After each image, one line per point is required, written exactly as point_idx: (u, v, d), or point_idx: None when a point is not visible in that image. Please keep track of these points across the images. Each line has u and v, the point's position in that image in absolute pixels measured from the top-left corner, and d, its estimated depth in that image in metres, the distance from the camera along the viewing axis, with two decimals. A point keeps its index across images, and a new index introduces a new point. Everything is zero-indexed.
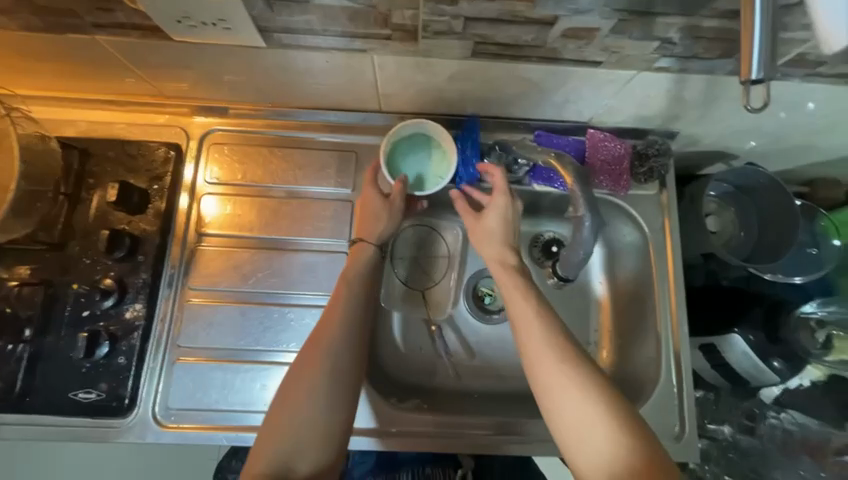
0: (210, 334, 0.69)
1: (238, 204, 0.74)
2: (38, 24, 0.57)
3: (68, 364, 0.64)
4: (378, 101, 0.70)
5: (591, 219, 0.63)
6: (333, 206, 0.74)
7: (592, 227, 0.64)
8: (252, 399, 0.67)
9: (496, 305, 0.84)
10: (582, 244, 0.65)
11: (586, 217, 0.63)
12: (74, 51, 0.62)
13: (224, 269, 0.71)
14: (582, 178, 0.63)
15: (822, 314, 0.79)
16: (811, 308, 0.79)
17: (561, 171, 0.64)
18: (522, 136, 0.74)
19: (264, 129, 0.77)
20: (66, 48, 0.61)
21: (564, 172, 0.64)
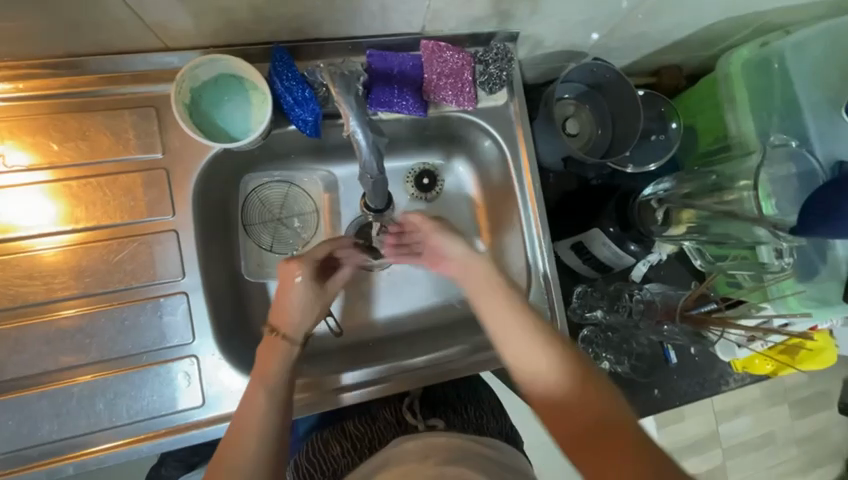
0: (18, 362, 0.57)
1: (11, 198, 0.58)
2: None
3: None
4: (157, 36, 0.56)
5: (363, 132, 0.51)
6: (144, 178, 0.62)
7: (370, 141, 0.52)
8: (96, 418, 0.58)
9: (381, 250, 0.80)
10: (364, 167, 0.53)
11: (357, 131, 0.51)
12: None
13: (17, 283, 0.58)
14: (346, 83, 0.51)
15: (661, 192, 0.83)
16: (651, 190, 0.83)
17: (323, 79, 0.52)
18: (354, 60, 0.65)
19: (14, 94, 0.58)
20: None
21: (329, 81, 0.52)
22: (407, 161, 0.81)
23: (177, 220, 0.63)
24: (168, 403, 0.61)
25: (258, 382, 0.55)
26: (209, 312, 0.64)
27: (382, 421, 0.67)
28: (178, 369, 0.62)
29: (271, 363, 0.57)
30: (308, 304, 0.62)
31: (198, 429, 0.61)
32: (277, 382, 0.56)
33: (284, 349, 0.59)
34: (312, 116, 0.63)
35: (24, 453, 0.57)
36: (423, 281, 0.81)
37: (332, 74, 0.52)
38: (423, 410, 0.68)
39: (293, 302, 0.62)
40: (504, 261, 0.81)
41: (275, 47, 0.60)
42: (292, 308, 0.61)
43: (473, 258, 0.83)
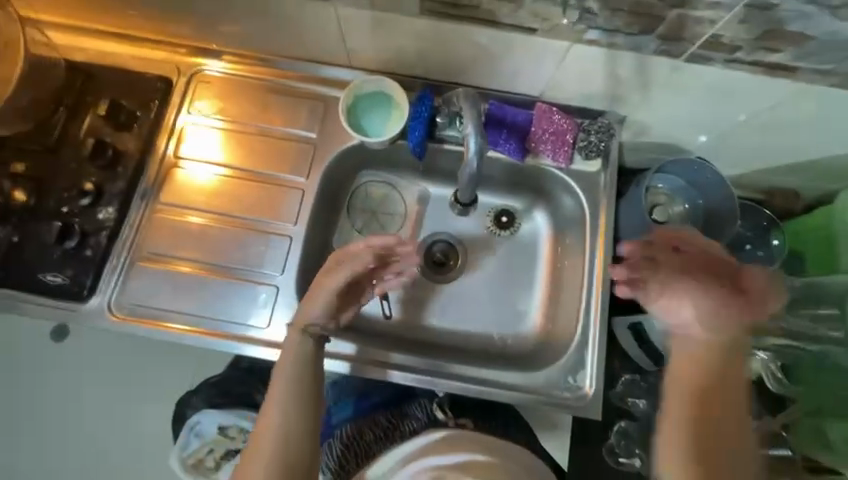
0: (170, 243, 0.76)
1: (215, 136, 0.81)
2: None
3: (42, 249, 0.72)
4: (347, 56, 0.78)
5: (476, 134, 0.67)
6: (298, 147, 0.82)
7: (478, 144, 0.67)
8: (198, 305, 0.74)
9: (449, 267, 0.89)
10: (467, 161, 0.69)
11: (471, 133, 0.67)
12: None
13: (195, 191, 0.79)
14: (471, 96, 0.68)
15: None
16: None
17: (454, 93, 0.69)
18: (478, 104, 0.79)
19: (247, 73, 0.83)
20: None
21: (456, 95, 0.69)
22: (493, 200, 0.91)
23: (307, 183, 0.81)
24: (247, 315, 0.75)
25: (316, 289, 0.71)
26: (299, 260, 0.78)
27: (414, 417, 0.74)
28: (262, 293, 0.76)
29: (287, 366, 0.67)
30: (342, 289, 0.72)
31: (260, 346, 0.74)
32: (293, 356, 0.68)
33: (307, 345, 0.69)
34: (420, 144, 0.78)
35: (142, 310, 0.73)
36: (470, 307, 0.87)
37: (463, 92, 0.69)
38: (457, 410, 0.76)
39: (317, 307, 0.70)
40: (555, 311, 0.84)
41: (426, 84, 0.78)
42: (320, 295, 0.70)
43: (522, 304, 0.86)
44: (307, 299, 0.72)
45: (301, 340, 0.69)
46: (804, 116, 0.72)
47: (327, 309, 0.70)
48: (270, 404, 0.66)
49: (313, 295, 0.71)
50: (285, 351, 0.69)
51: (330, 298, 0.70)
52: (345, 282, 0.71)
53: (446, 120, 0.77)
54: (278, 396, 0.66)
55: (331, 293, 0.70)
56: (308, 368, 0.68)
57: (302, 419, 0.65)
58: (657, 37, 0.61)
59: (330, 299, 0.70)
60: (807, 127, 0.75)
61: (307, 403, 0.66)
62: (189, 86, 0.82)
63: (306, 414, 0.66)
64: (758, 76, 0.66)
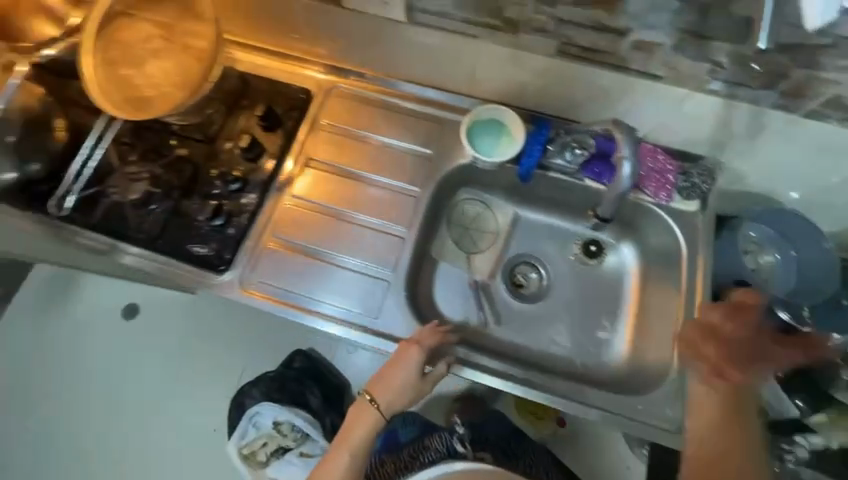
0: (297, 231, 0.85)
1: (343, 143, 0.91)
2: None
3: (193, 223, 0.82)
4: (470, 85, 0.86)
5: (630, 164, 0.73)
6: (414, 160, 0.90)
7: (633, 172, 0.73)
8: (316, 289, 0.82)
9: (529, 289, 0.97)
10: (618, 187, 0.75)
11: (626, 161, 0.73)
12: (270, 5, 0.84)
13: (322, 188, 0.88)
14: (629, 131, 0.71)
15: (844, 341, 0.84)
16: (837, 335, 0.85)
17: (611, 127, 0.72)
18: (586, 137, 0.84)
19: (374, 92, 0.93)
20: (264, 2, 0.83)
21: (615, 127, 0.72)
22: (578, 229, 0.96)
23: (419, 193, 0.88)
24: (359, 303, 0.82)
25: (396, 364, 0.77)
26: (408, 263, 0.85)
27: (433, 449, 0.96)
28: (374, 287, 0.83)
29: (359, 428, 0.78)
30: (409, 386, 0.78)
31: (369, 334, 0.81)
32: (372, 425, 0.78)
33: (375, 417, 0.78)
34: (530, 168, 0.85)
35: (268, 286, 0.82)
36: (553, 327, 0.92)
37: (617, 123, 0.72)
38: (474, 444, 0.96)
39: (397, 385, 0.77)
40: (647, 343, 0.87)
41: (542, 117, 0.85)
42: (392, 386, 0.77)
43: (603, 333, 0.90)
44: (387, 364, 0.78)
45: (371, 408, 0.78)
46: None
47: (402, 397, 0.78)
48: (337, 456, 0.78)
49: (386, 372, 0.78)
50: (358, 406, 0.79)
51: (401, 379, 0.77)
52: (417, 372, 0.77)
53: (558, 148, 0.85)
54: (345, 452, 0.78)
55: (409, 381, 0.77)
56: (367, 438, 0.78)
57: (356, 471, 0.78)
58: (777, 93, 0.68)
59: (410, 383, 0.78)
60: None
61: (358, 464, 0.79)
62: (326, 98, 0.93)
63: (361, 462, 0.79)
64: None
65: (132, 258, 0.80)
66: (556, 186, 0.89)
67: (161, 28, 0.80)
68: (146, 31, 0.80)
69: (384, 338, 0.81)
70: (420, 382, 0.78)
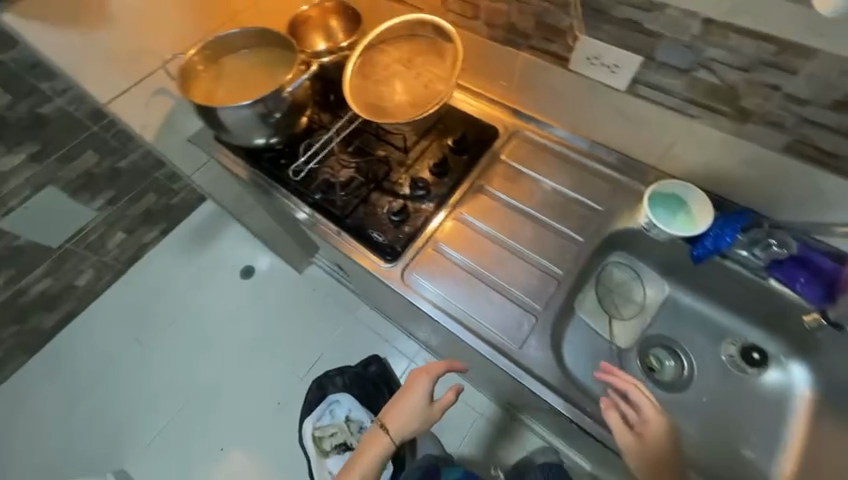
0: (460, 245, 0.92)
1: (518, 179, 0.98)
2: (491, 35, 0.91)
3: (378, 214, 0.94)
4: (661, 158, 0.88)
5: None
6: (583, 212, 0.93)
7: None
8: (466, 302, 0.86)
9: (665, 375, 0.92)
10: None
11: None
12: (490, 54, 0.95)
13: (491, 215, 0.94)
14: None
15: None
16: None
17: None
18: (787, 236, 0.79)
19: (558, 143, 0.99)
20: (487, 51, 0.95)
21: None
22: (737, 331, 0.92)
23: (582, 244, 0.90)
24: (503, 329, 0.84)
25: (411, 388, 0.89)
26: (558, 304, 0.85)
27: None
28: (522, 317, 0.84)
29: (373, 447, 0.90)
30: (418, 413, 0.88)
31: (507, 361, 0.81)
32: (387, 444, 0.90)
33: (387, 436, 0.89)
34: (710, 252, 0.82)
35: (425, 286, 0.88)
36: (687, 423, 0.88)
37: None
38: None
39: (408, 410, 0.88)
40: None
41: (741, 208, 0.82)
42: (404, 409, 0.88)
43: (749, 452, 0.85)
44: (400, 394, 0.90)
45: (384, 435, 0.90)
46: None
47: (412, 422, 0.88)
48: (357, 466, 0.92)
49: (400, 405, 0.89)
50: (374, 428, 0.91)
51: (411, 405, 0.88)
52: (424, 401, 0.88)
53: (746, 241, 0.81)
54: (364, 464, 0.91)
55: (417, 408, 0.88)
56: (382, 453, 0.90)
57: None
58: None
59: (419, 413, 0.88)
60: None
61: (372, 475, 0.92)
62: (511, 138, 1.02)
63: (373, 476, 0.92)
64: None
65: (306, 216, 0.97)
66: (730, 278, 0.85)
67: (400, 59, 0.97)
68: (391, 57, 0.97)
69: (521, 368, 0.80)
70: (427, 409, 0.89)
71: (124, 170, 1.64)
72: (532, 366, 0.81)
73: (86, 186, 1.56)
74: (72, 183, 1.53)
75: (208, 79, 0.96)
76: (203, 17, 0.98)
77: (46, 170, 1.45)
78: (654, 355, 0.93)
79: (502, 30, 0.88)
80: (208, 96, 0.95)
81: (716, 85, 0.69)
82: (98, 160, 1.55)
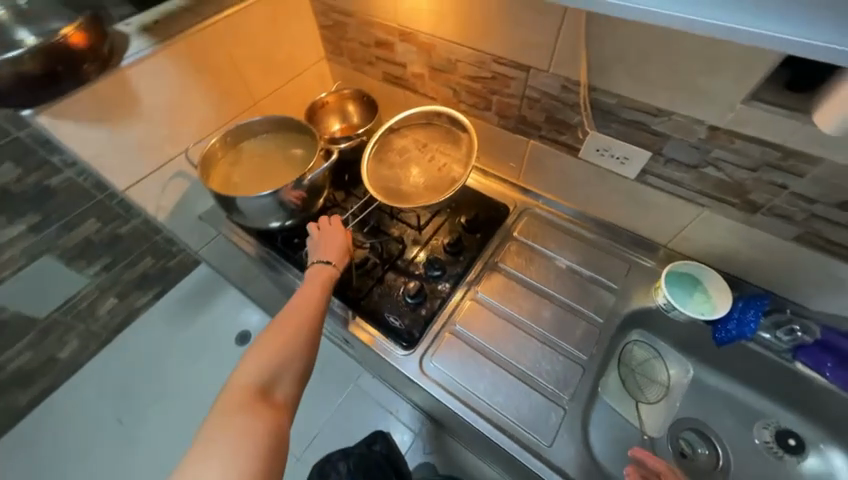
0: (480, 328, 0.90)
1: (530, 257, 0.99)
2: (504, 124, 0.96)
3: (393, 296, 0.93)
4: (672, 239, 0.90)
5: None
6: (598, 292, 0.93)
7: None
8: (487, 392, 0.82)
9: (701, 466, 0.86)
10: None
11: None
12: (501, 139, 1.00)
13: (508, 296, 0.94)
14: None
15: None
16: None
17: None
18: (808, 321, 0.80)
19: (567, 221, 1.03)
20: (498, 136, 1.00)
21: None
22: (767, 413, 0.89)
23: (602, 325, 0.89)
24: (529, 423, 0.79)
25: (321, 234, 0.87)
26: (584, 392, 0.82)
27: None
28: (550, 408, 0.80)
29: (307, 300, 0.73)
30: (324, 239, 0.86)
31: (536, 460, 0.76)
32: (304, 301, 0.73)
33: (323, 268, 0.81)
34: (731, 338, 0.82)
35: (443, 375, 0.85)
36: None
37: None
38: None
39: (321, 237, 0.86)
40: None
41: (764, 291, 0.83)
42: (319, 240, 0.86)
43: None
44: (304, 282, 0.78)
45: (323, 265, 0.81)
46: None
47: (338, 248, 0.85)
48: (250, 359, 0.64)
49: (322, 234, 0.87)
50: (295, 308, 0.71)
51: (319, 287, 0.77)
52: (336, 233, 0.87)
53: (769, 323, 0.81)
54: (278, 343, 0.65)
55: (328, 295, 0.77)
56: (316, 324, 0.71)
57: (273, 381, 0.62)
58: None
59: (337, 250, 0.84)
60: None
61: (290, 389, 0.63)
62: (522, 217, 1.05)
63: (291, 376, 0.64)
64: None
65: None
66: (754, 360, 0.84)
67: (415, 143, 1.02)
68: (405, 143, 1.02)
69: (551, 468, 0.75)
70: (335, 236, 0.86)
71: (124, 235, 1.61)
72: (559, 463, 0.76)
73: (82, 253, 1.52)
74: (68, 251, 1.49)
75: (226, 163, 0.99)
76: (230, 105, 1.04)
77: (44, 240, 1.41)
78: (683, 441, 0.89)
79: (513, 120, 0.93)
80: (227, 180, 0.96)
81: (725, 181, 0.73)
82: (99, 227, 1.53)
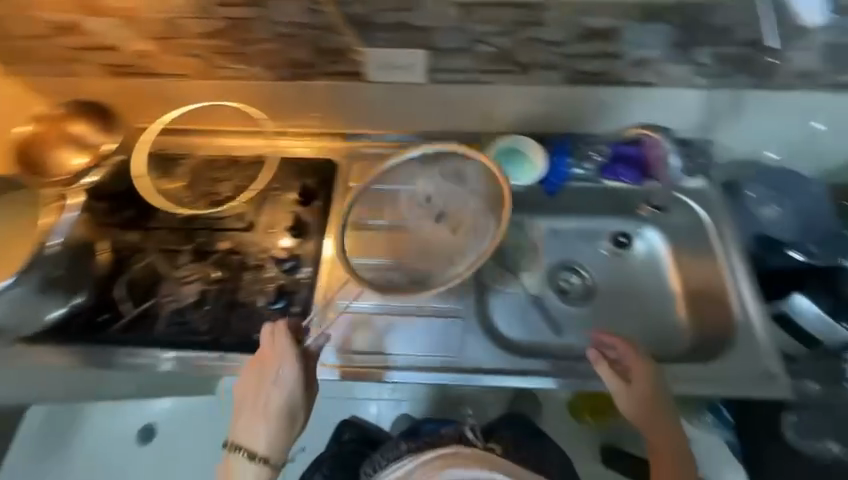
0: (360, 292, 0.87)
1: (374, 200, 0.93)
2: (283, 74, 0.85)
3: (256, 311, 0.82)
4: (485, 124, 0.94)
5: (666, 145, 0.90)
6: (448, 200, 0.95)
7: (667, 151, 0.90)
8: (392, 345, 0.83)
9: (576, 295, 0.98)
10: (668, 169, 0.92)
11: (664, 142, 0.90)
12: (287, 93, 0.89)
13: (373, 248, 0.91)
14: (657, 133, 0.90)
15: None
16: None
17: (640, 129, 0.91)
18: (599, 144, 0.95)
19: (393, 146, 0.97)
20: (282, 91, 0.89)
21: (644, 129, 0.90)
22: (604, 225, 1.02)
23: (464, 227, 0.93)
24: (436, 347, 0.83)
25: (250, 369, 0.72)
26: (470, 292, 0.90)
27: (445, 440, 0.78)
28: (449, 325, 0.86)
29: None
30: (304, 385, 0.71)
31: (454, 373, 0.81)
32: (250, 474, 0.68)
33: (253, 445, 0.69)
34: (556, 183, 0.95)
35: (345, 356, 0.82)
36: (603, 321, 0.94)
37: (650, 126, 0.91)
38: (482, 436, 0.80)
39: (251, 395, 0.70)
40: (705, 302, 0.92)
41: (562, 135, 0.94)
42: (254, 387, 0.71)
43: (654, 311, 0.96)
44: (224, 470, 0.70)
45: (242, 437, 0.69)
46: None
47: (301, 392, 0.70)
48: None
49: (254, 390, 0.71)
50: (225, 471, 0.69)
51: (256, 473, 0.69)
52: (288, 369, 0.70)
53: (578, 160, 0.94)
54: None
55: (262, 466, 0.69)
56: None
57: None
58: (747, 76, 0.82)
59: (263, 407, 0.69)
60: None
61: None
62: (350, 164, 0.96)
63: None
64: (827, 95, 0.84)
65: (171, 363, 0.77)
66: (579, 194, 0.99)
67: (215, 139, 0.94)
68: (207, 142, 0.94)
69: (470, 371, 0.82)
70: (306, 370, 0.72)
71: None
72: (472, 363, 0.83)
73: None
74: None
75: None
76: None
77: None
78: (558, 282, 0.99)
79: (289, 65, 0.84)
80: None
81: (494, 52, 0.79)
82: None
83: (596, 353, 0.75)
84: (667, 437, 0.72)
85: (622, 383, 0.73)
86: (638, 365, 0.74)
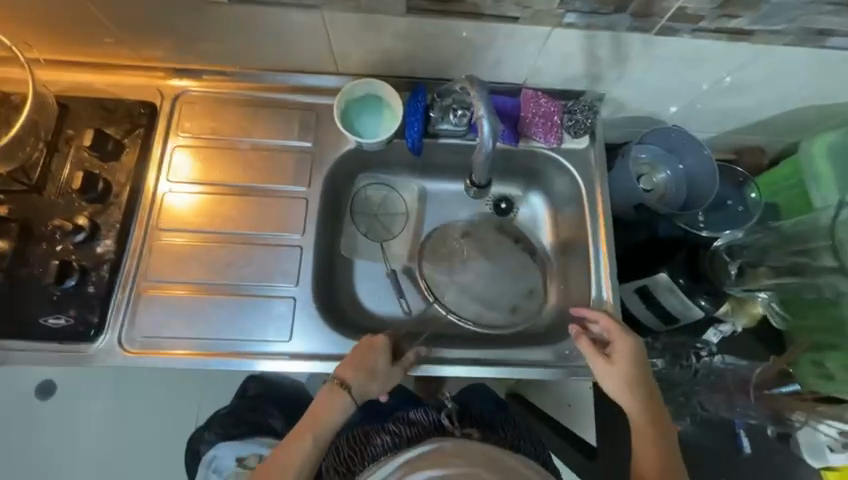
0: (176, 267, 0.74)
1: (203, 155, 0.79)
2: None
3: (40, 292, 0.69)
4: (334, 62, 0.77)
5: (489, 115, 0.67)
6: (292, 158, 0.80)
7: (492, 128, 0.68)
8: (208, 328, 0.72)
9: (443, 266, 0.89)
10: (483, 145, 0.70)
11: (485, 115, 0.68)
12: (51, 9, 0.67)
13: (198, 214, 0.77)
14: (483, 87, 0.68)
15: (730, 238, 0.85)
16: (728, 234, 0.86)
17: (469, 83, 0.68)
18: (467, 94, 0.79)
19: (233, 89, 0.82)
20: (43, 6, 0.67)
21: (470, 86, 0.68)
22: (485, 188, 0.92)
23: (308, 192, 0.80)
24: (262, 330, 0.73)
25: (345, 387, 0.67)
26: (311, 270, 0.77)
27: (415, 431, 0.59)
28: (279, 306, 0.74)
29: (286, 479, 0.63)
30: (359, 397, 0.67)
31: (278, 362, 0.72)
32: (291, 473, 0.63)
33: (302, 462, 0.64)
34: (418, 139, 0.79)
35: (152, 342, 0.71)
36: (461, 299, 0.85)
37: (471, 80, 0.69)
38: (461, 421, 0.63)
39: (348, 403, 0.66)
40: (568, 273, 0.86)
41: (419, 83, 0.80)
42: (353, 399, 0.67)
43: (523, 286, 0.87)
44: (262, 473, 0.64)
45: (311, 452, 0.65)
46: (763, 75, 0.77)
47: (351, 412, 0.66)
48: None
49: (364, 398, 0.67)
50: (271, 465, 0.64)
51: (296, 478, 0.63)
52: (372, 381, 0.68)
53: (440, 113, 0.80)
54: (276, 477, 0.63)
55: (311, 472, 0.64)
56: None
57: None
58: (629, 15, 0.66)
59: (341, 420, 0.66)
60: (772, 84, 0.79)
61: None
62: (174, 110, 0.80)
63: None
64: (721, 42, 0.71)
65: None
66: (451, 153, 0.85)
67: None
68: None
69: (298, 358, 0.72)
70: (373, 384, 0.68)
71: None
72: (299, 350, 0.73)
73: None
74: None
75: None
76: None
77: None
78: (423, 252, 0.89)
79: None
80: None
81: None
82: None
83: (577, 328, 0.73)
84: (649, 406, 0.67)
85: (600, 359, 0.70)
86: (617, 336, 0.70)
